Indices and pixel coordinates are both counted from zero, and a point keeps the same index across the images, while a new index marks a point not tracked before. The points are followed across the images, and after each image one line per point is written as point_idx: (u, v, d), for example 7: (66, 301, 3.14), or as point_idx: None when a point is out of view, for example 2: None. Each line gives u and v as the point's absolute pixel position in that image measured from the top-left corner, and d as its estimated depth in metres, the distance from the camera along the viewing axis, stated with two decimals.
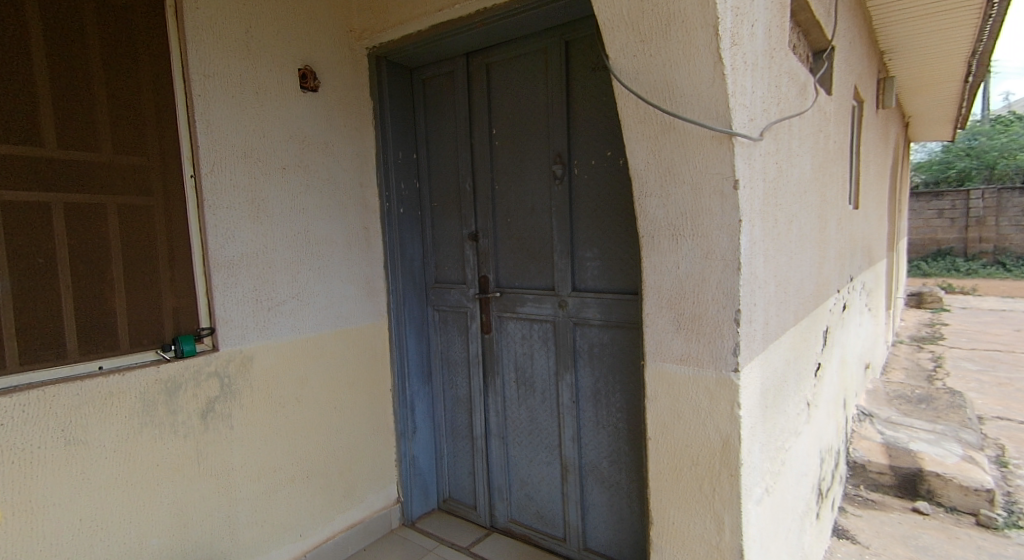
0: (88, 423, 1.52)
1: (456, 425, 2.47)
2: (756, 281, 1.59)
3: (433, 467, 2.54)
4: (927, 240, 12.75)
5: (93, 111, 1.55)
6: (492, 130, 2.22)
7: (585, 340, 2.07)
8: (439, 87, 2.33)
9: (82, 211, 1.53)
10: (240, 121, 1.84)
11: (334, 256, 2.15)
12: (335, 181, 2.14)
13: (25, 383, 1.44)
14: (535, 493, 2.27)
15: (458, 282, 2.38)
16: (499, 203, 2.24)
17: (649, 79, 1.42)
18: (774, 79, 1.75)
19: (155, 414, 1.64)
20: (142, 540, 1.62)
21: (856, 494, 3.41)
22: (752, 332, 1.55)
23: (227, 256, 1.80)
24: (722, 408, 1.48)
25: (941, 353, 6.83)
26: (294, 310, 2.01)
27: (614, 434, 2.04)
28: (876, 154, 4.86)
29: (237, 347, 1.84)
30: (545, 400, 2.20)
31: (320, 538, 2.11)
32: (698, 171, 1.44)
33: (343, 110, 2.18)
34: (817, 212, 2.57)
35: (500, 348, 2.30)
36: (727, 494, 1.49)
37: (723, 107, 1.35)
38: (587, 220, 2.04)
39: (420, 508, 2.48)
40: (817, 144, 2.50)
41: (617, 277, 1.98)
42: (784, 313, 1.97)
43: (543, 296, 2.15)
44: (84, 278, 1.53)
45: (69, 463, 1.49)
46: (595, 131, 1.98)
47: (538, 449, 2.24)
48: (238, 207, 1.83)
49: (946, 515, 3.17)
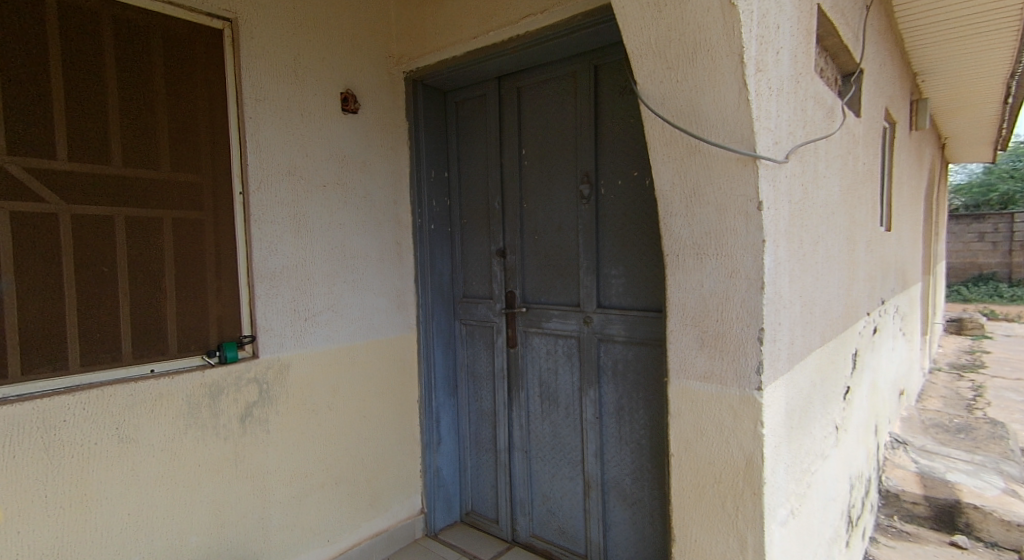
0: (139, 421, 1.61)
1: (481, 437, 2.51)
2: (780, 301, 1.61)
3: (457, 478, 2.59)
4: (967, 265, 12.38)
5: (154, 133, 1.67)
6: (522, 150, 2.29)
7: (610, 356, 2.11)
8: (471, 108, 2.42)
9: (141, 224, 1.64)
10: (285, 141, 1.95)
11: (368, 270, 2.23)
12: (370, 198, 2.24)
13: (85, 382, 1.54)
14: (557, 508, 2.29)
15: (485, 297, 2.44)
16: (527, 221, 2.30)
17: (675, 104, 1.47)
18: (800, 104, 1.78)
19: (199, 415, 1.73)
20: (183, 535, 1.70)
21: (889, 524, 3.31)
22: (776, 352, 1.57)
23: (269, 268, 1.90)
24: (746, 426, 1.50)
25: (982, 382, 6.60)
26: (329, 321, 2.09)
27: (637, 450, 2.06)
28: (910, 177, 4.79)
29: (275, 355, 1.92)
30: (569, 414, 2.24)
31: (346, 543, 2.16)
32: (723, 192, 1.48)
33: (381, 131, 2.28)
34: (846, 233, 2.57)
35: (526, 363, 2.35)
36: (750, 513, 1.50)
37: (747, 132, 1.39)
38: (613, 239, 2.08)
39: (444, 519, 2.53)
40: (845, 167, 2.51)
41: (642, 295, 2.02)
42: (810, 334, 1.98)
43: (569, 312, 2.20)
44: (140, 286, 1.64)
45: (120, 459, 1.58)
46: (622, 152, 2.03)
47: (562, 464, 2.27)
48: (280, 222, 1.93)
49: (985, 550, 3.05)
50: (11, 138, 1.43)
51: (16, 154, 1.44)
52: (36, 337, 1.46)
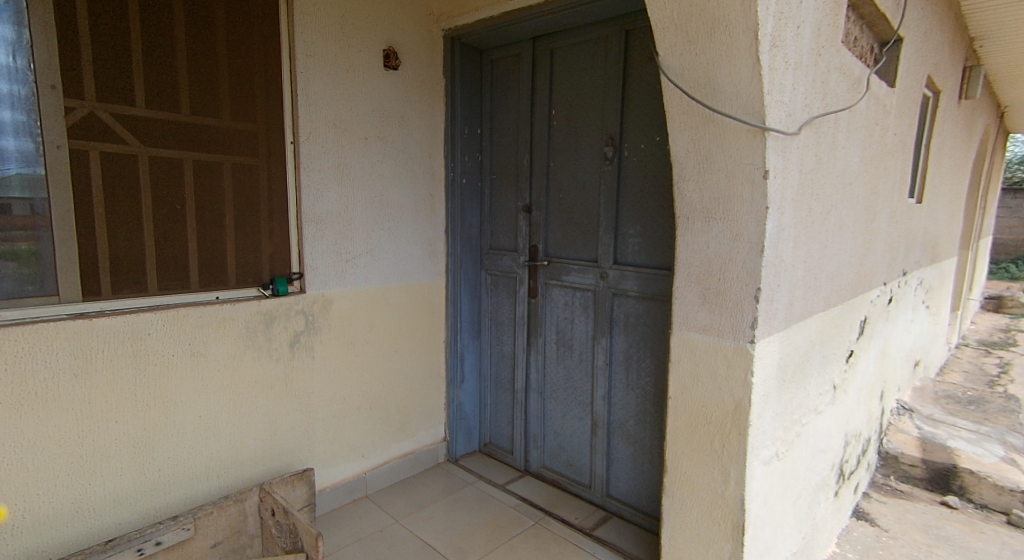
0: (207, 340, 1.86)
1: (500, 378, 2.74)
2: (781, 264, 1.74)
3: (477, 413, 2.83)
4: (1019, 241, 11.97)
5: (217, 85, 1.84)
6: (552, 111, 2.41)
7: (622, 309, 2.28)
8: (505, 68, 2.53)
9: (206, 167, 1.84)
10: (331, 95, 2.11)
11: (403, 218, 2.42)
12: (407, 151, 2.40)
13: (163, 304, 1.79)
14: (567, 444, 2.52)
15: (510, 249, 2.61)
16: (553, 179, 2.44)
17: (693, 75, 1.58)
18: (821, 76, 1.85)
19: (255, 339, 1.98)
20: (242, 440, 1.98)
21: (885, 483, 3.49)
22: (772, 310, 1.72)
23: (316, 213, 2.10)
24: (737, 374, 1.67)
25: (1010, 360, 6.58)
26: (367, 264, 2.30)
27: (642, 396, 2.25)
28: (954, 146, 4.70)
29: (320, 291, 2.15)
30: (582, 360, 2.43)
31: (377, 461, 2.44)
32: (732, 160, 1.59)
33: (418, 87, 2.42)
34: (865, 203, 2.64)
35: (545, 312, 2.53)
36: (735, 450, 1.69)
37: (758, 104, 1.50)
38: (632, 199, 2.21)
39: (463, 448, 2.79)
40: (871, 137, 2.55)
41: (656, 253, 2.16)
42: (813, 297, 2.10)
43: (587, 267, 2.36)
44: (206, 223, 1.85)
45: (192, 371, 1.84)
46: (646, 116, 2.14)
47: (572, 405, 2.48)
48: (325, 171, 2.12)
49: (974, 511, 3.23)
50: (101, 87, 1.63)
51: (105, 101, 1.64)
52: (123, 262, 1.70)
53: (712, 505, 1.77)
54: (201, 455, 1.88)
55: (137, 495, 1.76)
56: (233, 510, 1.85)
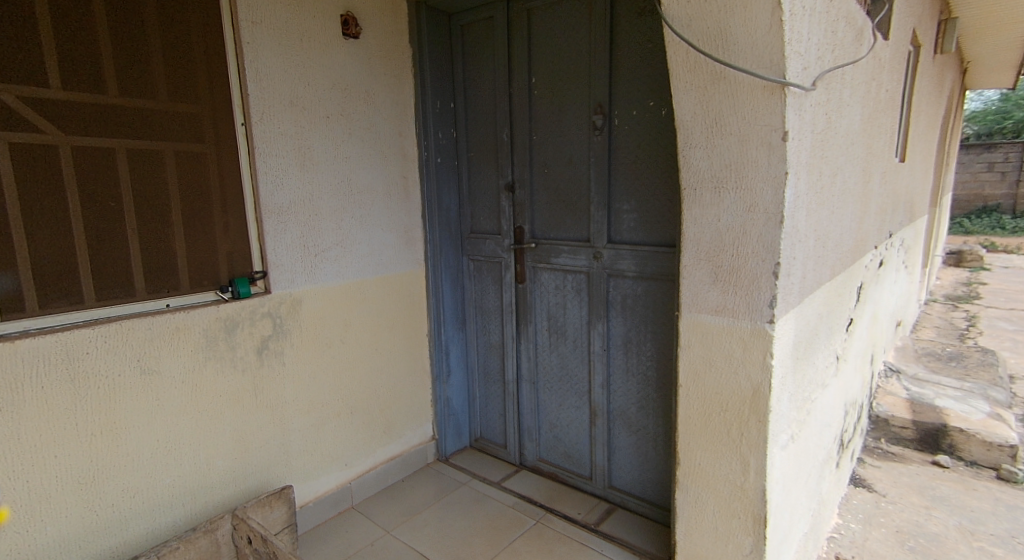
0: (159, 354, 1.65)
1: (489, 369, 2.57)
2: (797, 235, 1.60)
3: (466, 408, 2.67)
4: (972, 197, 12.28)
5: (148, 60, 1.59)
6: (532, 79, 2.21)
7: (619, 291, 2.12)
8: (478, 34, 2.31)
9: (143, 156, 1.60)
10: (286, 69, 1.87)
11: (375, 205, 2.20)
12: (376, 130, 2.17)
13: (102, 317, 1.56)
14: (564, 435, 2.39)
15: (493, 232, 2.43)
16: (536, 154, 2.25)
17: (702, 26, 1.40)
18: (832, 25, 1.69)
19: (217, 348, 1.77)
20: (209, 461, 1.78)
21: (876, 446, 3.47)
22: (789, 286, 1.57)
23: (277, 203, 1.88)
24: (755, 357, 1.53)
25: (976, 312, 6.70)
26: (338, 257, 2.09)
27: (643, 381, 2.11)
28: (928, 104, 4.65)
29: (287, 290, 1.93)
30: (576, 347, 2.28)
31: (362, 468, 2.26)
32: (746, 122, 1.43)
33: (384, 57, 2.18)
34: (863, 165, 2.51)
35: (534, 298, 2.37)
36: (754, 438, 1.57)
37: (778, 56, 1.33)
38: (625, 172, 2.04)
39: (454, 445, 2.63)
40: (869, 94, 2.41)
41: (653, 229, 2.00)
42: (821, 268, 1.98)
43: (578, 248, 2.19)
44: (149, 222, 1.62)
45: (144, 390, 1.63)
46: (638, 81, 1.95)
47: (568, 394, 2.34)
48: (286, 154, 1.89)
49: (965, 468, 3.22)
50: (2, 65, 1.36)
51: (9, 81, 1.38)
52: (50, 271, 1.47)
53: (731, 497, 1.65)
54: (162, 484, 1.68)
55: (88, 536, 1.55)
56: (203, 541, 1.66)
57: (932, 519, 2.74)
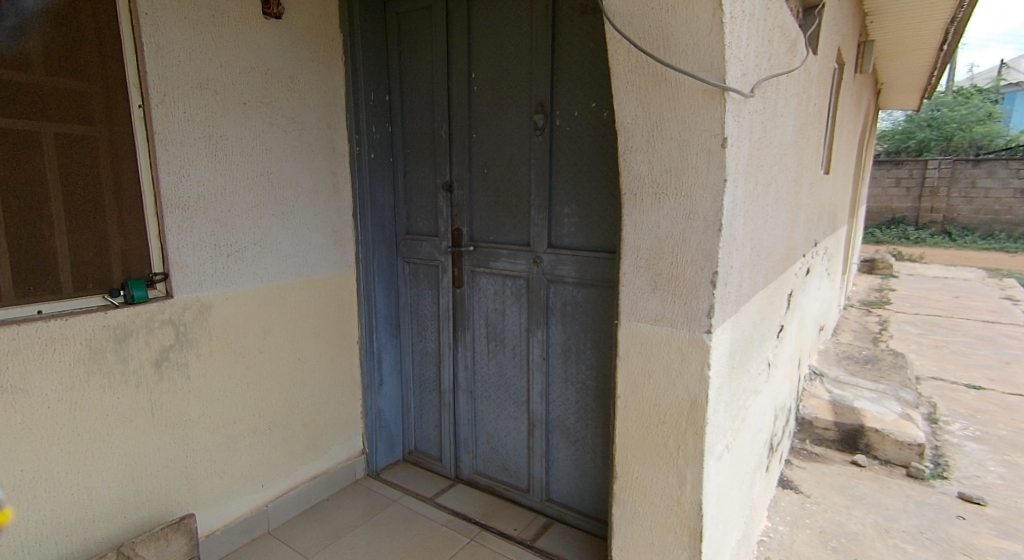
0: (27, 370, 1.43)
1: (424, 378, 2.44)
2: (734, 243, 1.56)
3: (399, 419, 2.52)
4: (882, 209, 13.17)
5: (19, 28, 1.38)
6: (472, 73, 2.09)
7: (558, 297, 2.04)
8: (415, 24, 2.17)
9: (12, 138, 1.39)
10: (193, 47, 1.67)
11: (299, 202, 2.02)
12: (300, 120, 2.00)
13: None
14: (501, 447, 2.28)
15: (430, 234, 2.30)
16: (476, 153, 2.14)
17: (643, 24, 1.34)
18: (768, 33, 1.67)
19: (103, 362, 1.56)
20: (91, 491, 1.56)
21: (801, 447, 3.57)
22: (726, 294, 1.53)
23: (182, 197, 1.67)
24: (692, 368, 1.48)
25: (887, 317, 7.13)
26: (256, 258, 1.90)
27: (583, 391, 2.04)
28: (848, 121, 4.87)
29: (194, 295, 1.73)
30: (515, 355, 2.19)
31: (281, 489, 2.07)
32: (687, 126, 1.38)
33: (310, 42, 2.01)
34: (794, 176, 2.55)
35: (472, 303, 2.26)
36: (690, 451, 1.52)
37: (718, 60, 1.29)
38: (566, 174, 1.96)
39: (385, 460, 2.48)
40: (800, 106, 2.45)
41: (594, 234, 1.93)
42: (756, 276, 1.97)
43: (518, 251, 2.10)
44: (19, 214, 1.41)
45: (7, 412, 1.40)
46: (580, 80, 1.88)
47: (506, 404, 2.24)
48: (194, 142, 1.69)
49: (880, 466, 3.36)
50: None
51: None
52: None
53: (667, 512, 1.59)
54: (29, 521, 1.46)
55: None
56: None
57: (852, 518, 2.82)
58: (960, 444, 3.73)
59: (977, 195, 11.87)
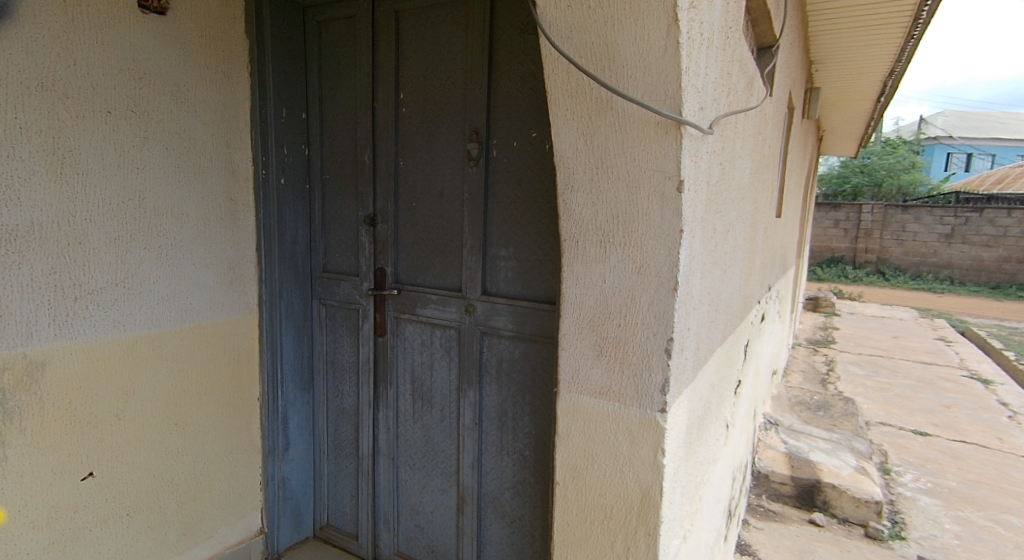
0: None
1: (339, 440, 2.10)
2: (691, 302, 1.33)
3: (309, 488, 2.16)
4: (822, 249, 13.60)
5: None
6: (400, 94, 1.84)
7: (493, 353, 1.77)
8: (336, 36, 1.92)
9: None
10: (36, 43, 1.36)
11: (182, 234, 1.70)
12: (188, 138, 1.69)
13: None
14: (426, 524, 1.96)
15: (350, 274, 2.00)
16: (403, 183, 1.87)
17: (584, 39, 1.12)
18: (727, 66, 1.48)
19: None
20: None
21: (758, 504, 3.35)
22: (682, 363, 1.29)
23: (7, 226, 1.34)
24: (643, 454, 1.22)
25: (833, 357, 7.15)
26: (116, 301, 1.56)
27: (520, 463, 1.75)
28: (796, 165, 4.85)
29: (17, 350, 1.38)
30: (444, 418, 1.88)
31: None
32: (636, 165, 1.15)
33: (205, 48, 1.71)
34: (750, 222, 2.39)
35: (396, 355, 1.95)
36: (642, 555, 1.25)
37: (673, 87, 1.06)
38: (503, 213, 1.71)
39: (290, 537, 2.10)
40: (756, 147, 2.29)
41: (533, 282, 1.68)
42: (713, 333, 1.75)
43: (448, 298, 1.82)
44: None
45: None
46: (519, 107, 1.65)
47: (432, 474, 1.93)
48: (31, 156, 1.37)
49: (838, 526, 3.18)
50: None
51: None
52: None
53: None
54: None
55: None
56: None
57: None
58: (914, 499, 3.60)
59: (906, 238, 12.38)
